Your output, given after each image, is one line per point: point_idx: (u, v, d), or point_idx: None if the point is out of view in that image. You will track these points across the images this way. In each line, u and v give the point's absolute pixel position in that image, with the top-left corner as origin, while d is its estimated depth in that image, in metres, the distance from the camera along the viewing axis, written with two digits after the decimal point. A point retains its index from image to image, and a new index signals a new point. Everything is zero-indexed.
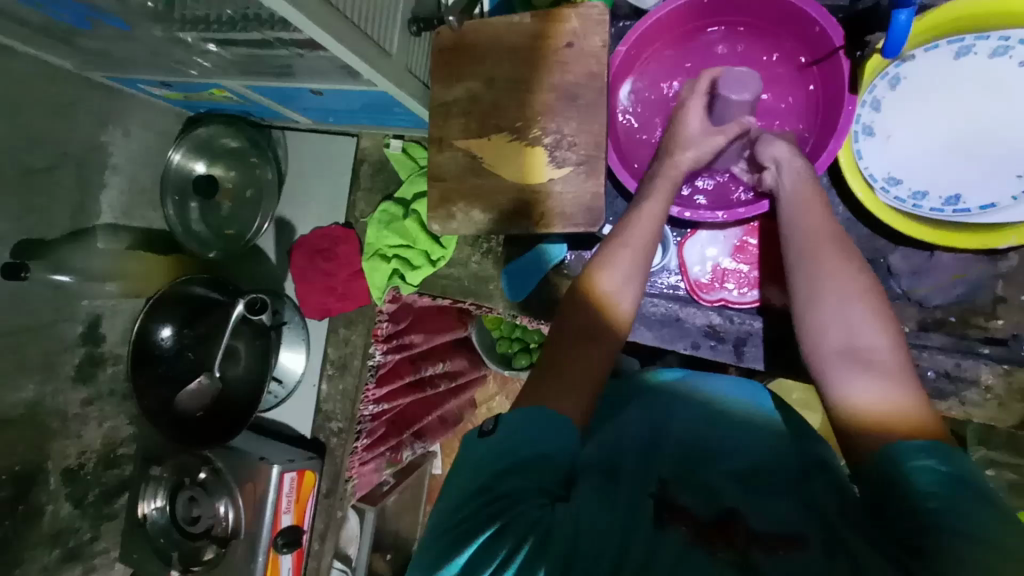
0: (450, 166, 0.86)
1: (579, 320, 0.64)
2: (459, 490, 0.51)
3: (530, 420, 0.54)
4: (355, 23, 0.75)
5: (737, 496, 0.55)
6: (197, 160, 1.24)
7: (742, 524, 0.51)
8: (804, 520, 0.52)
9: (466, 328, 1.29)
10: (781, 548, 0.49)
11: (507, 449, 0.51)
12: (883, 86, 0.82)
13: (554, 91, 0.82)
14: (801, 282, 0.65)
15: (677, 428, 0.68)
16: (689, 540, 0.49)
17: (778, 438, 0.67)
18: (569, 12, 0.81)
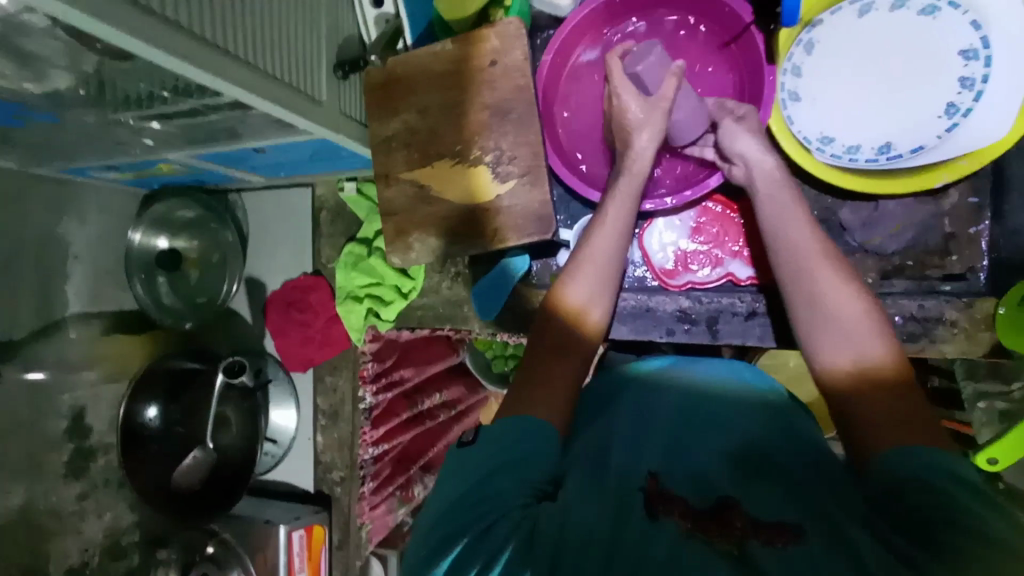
0: (399, 201, 0.88)
1: (553, 336, 0.67)
2: (449, 495, 0.55)
3: (511, 432, 0.57)
4: (279, 78, 0.77)
5: (734, 483, 0.56)
6: (159, 235, 1.23)
7: (739, 514, 0.51)
8: (801, 512, 0.52)
9: (458, 354, 1.24)
10: (777, 538, 0.49)
11: (493, 455, 0.55)
12: (800, 52, 0.85)
13: (486, 109, 0.84)
14: (801, 304, 0.65)
15: (668, 416, 0.69)
16: (684, 530, 0.50)
17: (765, 415, 0.69)
18: (487, 32, 0.83)
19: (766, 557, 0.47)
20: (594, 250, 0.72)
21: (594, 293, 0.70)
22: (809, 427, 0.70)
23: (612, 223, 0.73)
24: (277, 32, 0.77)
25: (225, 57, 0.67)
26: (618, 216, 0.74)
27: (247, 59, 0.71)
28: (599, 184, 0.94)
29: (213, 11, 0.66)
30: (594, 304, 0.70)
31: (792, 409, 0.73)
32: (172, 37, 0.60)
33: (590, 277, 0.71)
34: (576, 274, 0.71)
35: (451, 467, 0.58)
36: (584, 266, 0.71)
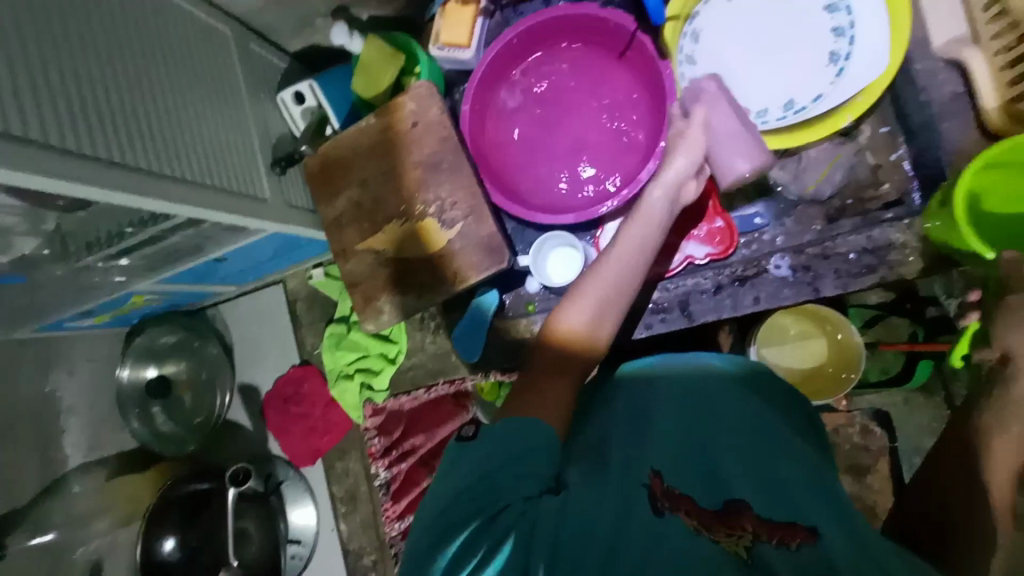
0: (361, 269, 0.92)
1: (552, 353, 0.68)
2: (449, 491, 0.56)
3: (520, 429, 0.59)
4: (221, 187, 0.81)
5: (743, 487, 0.59)
6: (146, 366, 1.25)
7: (750, 519, 0.55)
8: (820, 518, 0.56)
9: (468, 410, 1.15)
10: (788, 538, 0.53)
11: (490, 453, 0.57)
12: (689, 42, 0.92)
13: (419, 166, 0.89)
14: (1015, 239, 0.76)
15: (669, 412, 0.72)
16: (693, 528, 0.53)
17: (759, 409, 0.73)
18: (403, 98, 0.90)
19: (777, 559, 0.50)
20: (605, 269, 0.69)
21: (595, 312, 0.68)
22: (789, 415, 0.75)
23: (625, 246, 0.70)
24: (214, 148, 0.82)
25: (169, 180, 0.72)
26: (632, 238, 0.70)
27: (191, 177, 0.76)
28: (547, 207, 0.98)
29: (148, 143, 0.71)
30: (596, 322, 0.68)
31: (771, 392, 0.78)
32: (113, 174, 0.65)
33: (594, 299, 0.68)
34: (570, 298, 0.70)
35: (451, 460, 0.59)
36: (592, 280, 0.69)
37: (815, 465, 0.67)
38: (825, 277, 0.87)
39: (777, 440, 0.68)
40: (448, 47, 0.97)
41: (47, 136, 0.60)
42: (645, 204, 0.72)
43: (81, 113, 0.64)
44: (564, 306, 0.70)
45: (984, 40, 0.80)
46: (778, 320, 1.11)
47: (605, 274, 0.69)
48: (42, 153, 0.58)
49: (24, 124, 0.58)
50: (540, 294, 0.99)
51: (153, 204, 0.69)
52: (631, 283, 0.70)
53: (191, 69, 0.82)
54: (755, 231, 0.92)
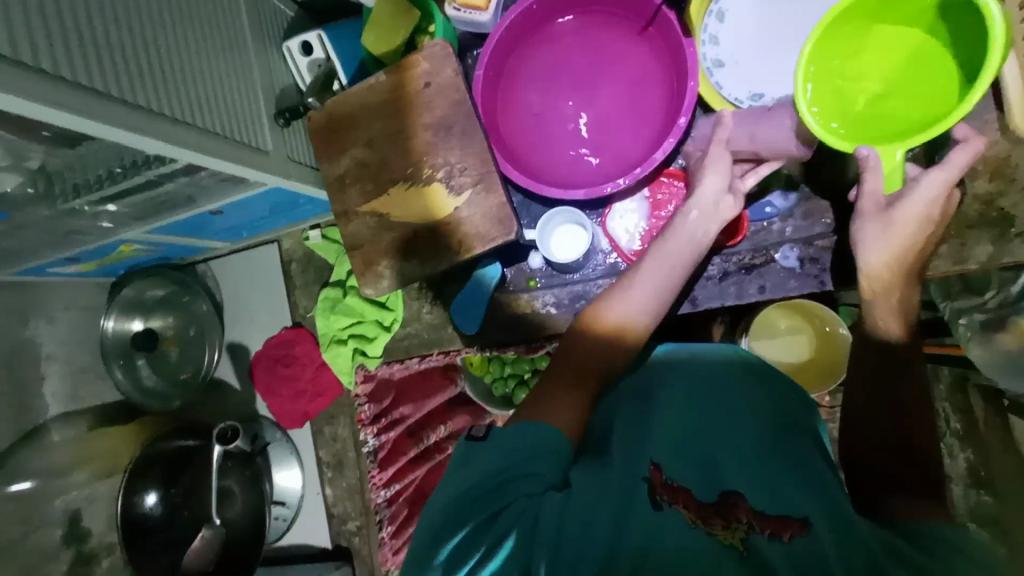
0: (363, 233, 0.90)
1: (582, 357, 0.67)
2: (456, 485, 0.56)
3: (527, 436, 0.57)
4: (223, 134, 0.77)
5: (740, 477, 0.59)
6: (132, 319, 1.22)
7: (745, 511, 0.54)
8: (816, 508, 0.55)
9: (457, 383, 1.17)
10: (783, 531, 0.52)
11: (491, 454, 0.56)
12: (713, 23, 0.89)
13: (429, 129, 0.86)
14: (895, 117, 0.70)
15: (673, 409, 0.71)
16: (690, 522, 0.53)
17: (762, 402, 0.72)
18: (416, 57, 0.86)
19: (770, 550, 0.49)
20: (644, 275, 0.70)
21: (631, 318, 0.69)
22: (795, 407, 0.74)
23: (660, 254, 0.71)
24: (215, 90, 0.78)
25: (167, 120, 0.68)
26: (671, 249, 0.71)
27: (191, 120, 0.72)
28: (557, 181, 0.96)
29: (145, 80, 0.67)
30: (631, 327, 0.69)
31: (777, 381, 0.77)
32: (107, 108, 0.61)
33: (635, 296, 0.70)
34: (612, 299, 0.70)
35: (458, 460, 0.59)
36: (624, 293, 0.70)
37: (822, 466, 0.65)
38: (832, 270, 0.88)
39: (788, 449, 0.66)
40: (465, 8, 0.93)
41: (39, 60, 0.56)
42: (678, 223, 0.72)
43: (76, 40, 0.60)
44: (609, 298, 0.71)
45: (1016, 40, 0.79)
46: (771, 313, 1.11)
47: (647, 274, 0.70)
48: (34, 80, 0.55)
49: (11, 44, 0.54)
50: (542, 270, 0.99)
51: (151, 143, 0.66)
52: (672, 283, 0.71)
53: (196, 7, 0.77)
54: (765, 220, 0.90)
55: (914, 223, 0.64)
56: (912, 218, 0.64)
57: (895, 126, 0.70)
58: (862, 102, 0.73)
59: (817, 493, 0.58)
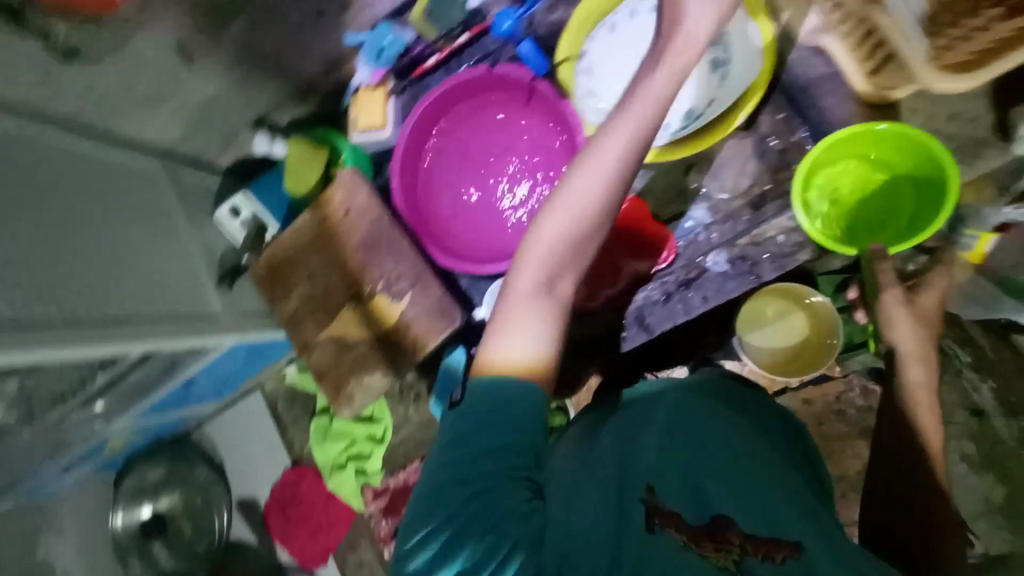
0: (325, 360, 0.93)
1: (515, 325, 0.60)
2: (445, 470, 0.56)
3: (498, 396, 0.57)
4: (168, 317, 0.81)
5: (725, 493, 0.59)
6: (138, 506, 1.23)
7: (738, 532, 0.55)
8: (806, 527, 0.56)
9: None
10: (775, 553, 0.53)
11: (471, 428, 0.56)
12: (585, 78, 0.94)
13: (359, 250, 0.91)
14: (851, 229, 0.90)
15: (662, 425, 0.70)
16: (682, 544, 0.54)
17: (737, 414, 0.74)
18: (331, 190, 0.92)
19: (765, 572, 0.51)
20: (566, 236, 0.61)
21: (553, 278, 0.61)
22: (770, 422, 0.79)
23: (574, 211, 0.61)
24: (157, 277, 0.83)
25: (110, 324, 0.72)
26: (587, 205, 0.60)
27: (132, 314, 0.76)
28: (492, 258, 1.00)
29: (83, 293, 0.72)
30: (554, 286, 0.61)
31: (739, 395, 0.81)
32: (48, 335, 0.65)
33: (557, 221, 0.61)
34: (533, 258, 0.61)
35: (443, 437, 0.58)
36: (543, 252, 0.61)
37: (794, 474, 0.67)
38: (761, 263, 0.94)
39: (771, 457, 0.68)
40: (366, 129, 1.02)
41: None
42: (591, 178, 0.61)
43: (11, 278, 0.66)
44: (537, 223, 0.62)
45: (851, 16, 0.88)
46: (750, 307, 1.00)
47: (568, 195, 0.61)
48: None
49: None
50: None
51: (97, 349, 0.69)
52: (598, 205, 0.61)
53: (127, 207, 0.83)
54: (689, 234, 0.98)
55: (935, 310, 0.78)
56: (925, 309, 0.77)
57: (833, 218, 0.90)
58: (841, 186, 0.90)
59: (815, 508, 0.59)
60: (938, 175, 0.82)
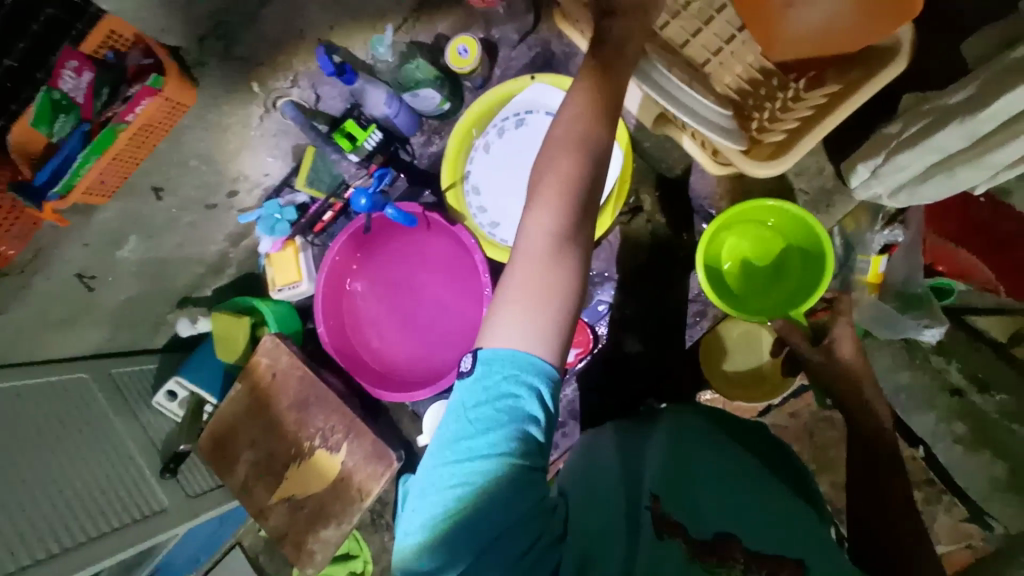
0: (281, 521, 0.95)
1: (528, 288, 0.57)
2: (467, 451, 0.57)
3: (510, 369, 0.56)
4: (114, 526, 0.84)
5: (727, 515, 0.64)
6: None
7: (741, 550, 0.60)
8: (805, 546, 0.60)
9: None
10: (779, 570, 0.58)
11: (491, 399, 0.56)
12: (473, 196, 1.01)
13: (292, 409, 0.95)
14: (744, 289, 0.92)
15: (658, 452, 0.74)
16: (689, 556, 0.60)
17: (716, 435, 0.78)
18: (256, 358, 0.98)
19: None
20: (555, 200, 0.59)
21: (555, 240, 0.58)
22: (743, 435, 0.84)
23: (559, 178, 0.60)
24: (101, 487, 0.86)
25: (47, 562, 0.75)
26: (564, 176, 0.60)
27: (77, 538, 0.79)
28: (429, 378, 1.04)
29: (22, 534, 0.75)
30: (558, 249, 0.58)
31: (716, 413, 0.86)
32: None
33: (549, 204, 0.59)
34: (535, 221, 0.59)
35: (459, 405, 0.58)
36: (539, 218, 0.59)
37: (782, 488, 0.70)
38: None
39: (756, 471, 0.72)
40: (285, 285, 1.06)
41: None
42: (564, 153, 0.61)
43: None
44: (530, 209, 0.60)
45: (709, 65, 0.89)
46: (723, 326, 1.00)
47: (558, 174, 0.60)
48: None
49: None
50: None
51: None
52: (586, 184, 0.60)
53: (67, 422, 0.87)
54: (603, 317, 1.02)
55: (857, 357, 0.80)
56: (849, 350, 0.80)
57: (727, 283, 0.92)
58: (736, 248, 0.93)
59: (801, 519, 0.64)
60: (818, 248, 0.87)
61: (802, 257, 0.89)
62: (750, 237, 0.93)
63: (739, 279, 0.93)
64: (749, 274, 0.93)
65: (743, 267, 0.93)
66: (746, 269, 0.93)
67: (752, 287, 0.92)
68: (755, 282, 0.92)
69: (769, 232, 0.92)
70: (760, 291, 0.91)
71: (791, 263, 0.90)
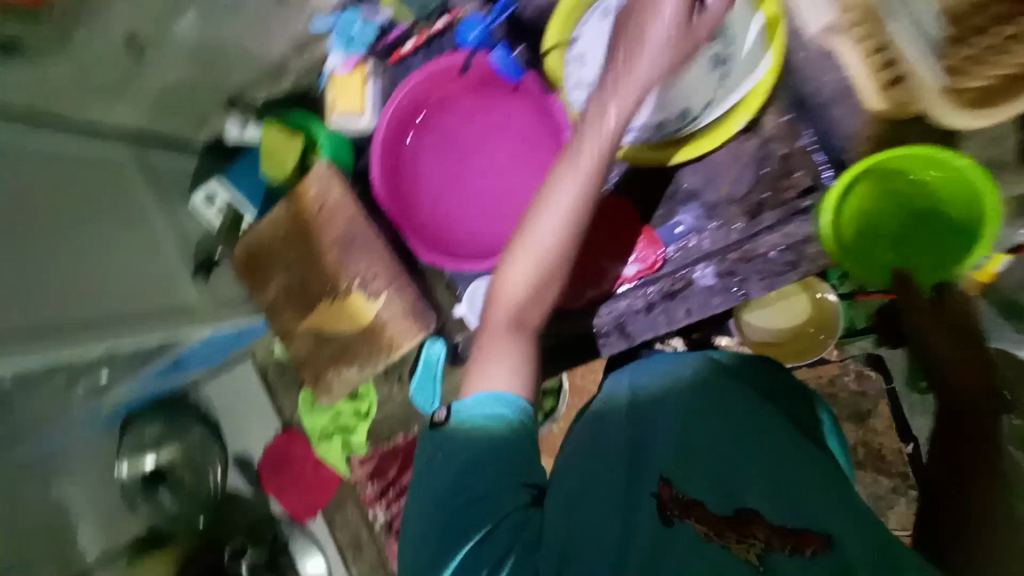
0: (305, 349, 0.95)
1: (508, 320, 0.72)
2: (451, 483, 0.63)
3: (481, 418, 0.65)
4: (146, 313, 0.83)
5: (752, 493, 0.66)
6: (142, 455, 1.27)
7: (760, 527, 0.63)
8: (840, 524, 0.63)
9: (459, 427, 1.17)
10: (801, 543, 0.61)
11: (459, 453, 0.64)
12: (575, 65, 0.87)
13: (335, 246, 0.90)
14: (861, 240, 0.80)
15: (668, 429, 0.76)
16: (703, 536, 0.63)
17: (738, 406, 0.77)
18: (306, 182, 0.91)
19: (785, 562, 0.59)
20: (542, 236, 0.70)
21: (528, 291, 0.71)
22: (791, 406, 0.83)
23: (556, 199, 0.69)
24: (130, 273, 0.84)
25: (80, 327, 0.74)
26: (563, 194, 0.69)
27: (110, 317, 0.78)
28: (478, 253, 0.98)
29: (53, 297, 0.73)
30: (530, 293, 0.71)
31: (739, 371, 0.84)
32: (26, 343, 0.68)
33: (556, 217, 0.69)
34: (513, 262, 0.71)
35: (432, 456, 0.66)
36: (520, 255, 0.70)
37: (814, 465, 0.71)
38: (750, 279, 0.88)
39: (784, 447, 0.72)
40: (345, 112, 0.98)
41: None
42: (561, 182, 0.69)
43: None
44: (534, 220, 0.71)
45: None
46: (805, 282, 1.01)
47: (575, 163, 0.69)
48: None
49: None
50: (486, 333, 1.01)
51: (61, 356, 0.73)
52: (582, 201, 0.69)
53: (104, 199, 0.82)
54: (680, 240, 0.94)
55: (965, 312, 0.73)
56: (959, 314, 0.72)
57: (845, 227, 0.79)
58: (868, 188, 0.79)
59: (827, 500, 0.66)
60: (973, 206, 0.74)
61: (947, 218, 0.77)
62: (889, 180, 0.79)
63: (859, 228, 0.80)
64: (872, 226, 0.80)
65: (868, 214, 0.80)
66: (870, 218, 0.80)
67: (872, 239, 0.80)
68: (875, 235, 0.80)
69: (916, 185, 0.78)
70: (880, 248, 0.80)
71: (927, 225, 0.79)
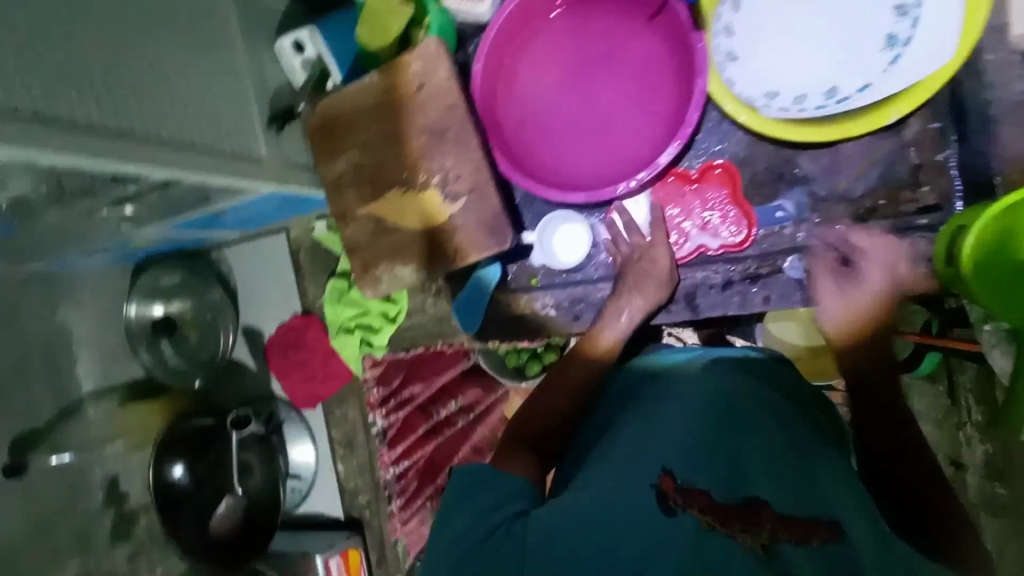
0: (360, 236, 0.89)
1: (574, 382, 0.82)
2: (451, 526, 0.63)
3: (481, 478, 0.66)
4: (211, 148, 0.76)
5: (765, 484, 0.59)
6: (152, 303, 1.23)
7: (770, 516, 0.56)
8: (847, 520, 0.58)
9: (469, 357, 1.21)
10: (810, 534, 0.55)
11: (460, 495, 0.65)
12: (727, 10, 0.82)
13: (422, 133, 0.83)
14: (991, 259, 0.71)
15: (681, 405, 0.69)
16: (706, 525, 0.54)
17: (762, 399, 0.71)
18: (408, 57, 0.83)
19: (795, 554, 0.53)
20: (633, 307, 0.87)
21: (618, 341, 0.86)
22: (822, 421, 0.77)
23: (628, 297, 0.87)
24: (204, 103, 0.77)
25: (151, 146, 0.68)
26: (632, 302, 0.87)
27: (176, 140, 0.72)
28: (564, 183, 0.92)
29: (125, 103, 0.66)
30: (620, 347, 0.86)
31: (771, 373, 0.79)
32: (89, 140, 0.61)
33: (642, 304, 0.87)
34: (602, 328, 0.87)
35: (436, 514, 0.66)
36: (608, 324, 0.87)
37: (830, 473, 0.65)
38: None
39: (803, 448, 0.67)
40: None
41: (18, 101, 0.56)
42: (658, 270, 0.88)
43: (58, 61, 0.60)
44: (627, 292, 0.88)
45: None
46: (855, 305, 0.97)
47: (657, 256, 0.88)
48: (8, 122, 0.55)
49: None
50: (544, 268, 0.99)
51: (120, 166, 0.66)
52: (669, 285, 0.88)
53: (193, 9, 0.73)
54: (776, 225, 0.88)
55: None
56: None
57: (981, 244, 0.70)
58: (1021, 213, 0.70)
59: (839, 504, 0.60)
60: None
61: None
62: None
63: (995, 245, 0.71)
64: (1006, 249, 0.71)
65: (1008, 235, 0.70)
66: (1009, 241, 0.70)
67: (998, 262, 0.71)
68: None
69: None
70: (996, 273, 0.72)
71: None
